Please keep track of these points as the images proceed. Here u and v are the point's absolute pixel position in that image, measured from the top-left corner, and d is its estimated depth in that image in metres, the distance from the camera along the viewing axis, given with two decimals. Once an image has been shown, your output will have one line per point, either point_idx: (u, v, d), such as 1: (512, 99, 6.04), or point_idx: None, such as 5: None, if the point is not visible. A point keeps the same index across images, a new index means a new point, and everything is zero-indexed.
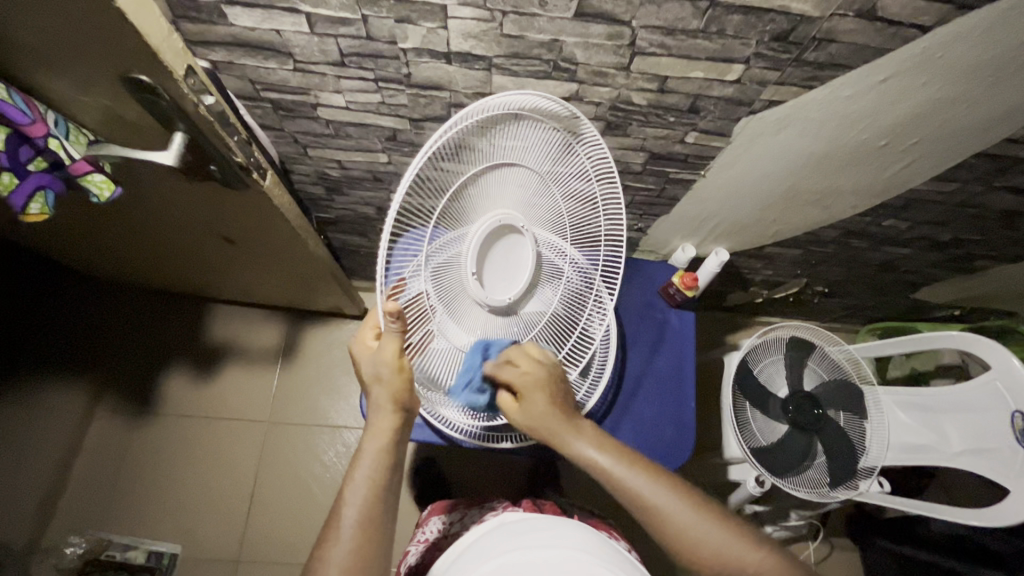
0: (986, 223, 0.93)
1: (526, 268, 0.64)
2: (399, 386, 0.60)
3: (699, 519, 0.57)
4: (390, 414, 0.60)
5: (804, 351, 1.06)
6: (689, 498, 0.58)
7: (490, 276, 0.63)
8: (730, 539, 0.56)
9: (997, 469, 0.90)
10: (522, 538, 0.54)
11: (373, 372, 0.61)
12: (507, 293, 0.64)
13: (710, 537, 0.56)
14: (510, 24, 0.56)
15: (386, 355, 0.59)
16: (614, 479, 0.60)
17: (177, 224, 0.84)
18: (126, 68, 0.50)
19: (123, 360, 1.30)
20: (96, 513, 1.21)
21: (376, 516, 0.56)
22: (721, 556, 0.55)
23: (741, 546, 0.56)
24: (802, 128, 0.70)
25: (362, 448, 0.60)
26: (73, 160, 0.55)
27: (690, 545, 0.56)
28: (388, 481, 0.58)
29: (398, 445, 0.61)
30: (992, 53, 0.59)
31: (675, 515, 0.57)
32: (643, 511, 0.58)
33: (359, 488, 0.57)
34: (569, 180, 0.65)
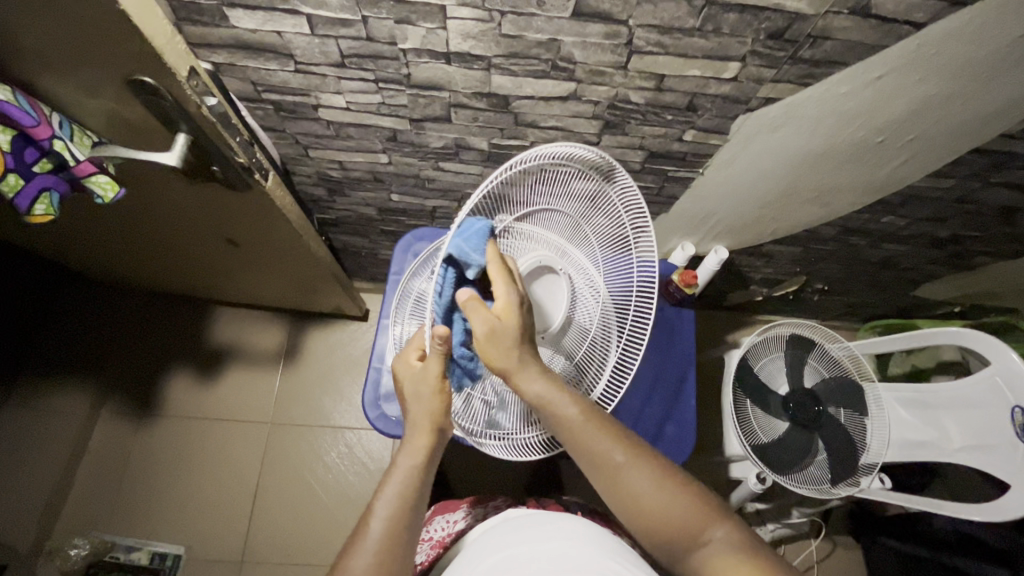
0: (984, 219, 0.94)
1: (562, 304, 0.64)
2: (438, 408, 0.61)
3: (656, 484, 0.56)
4: (428, 434, 0.60)
5: (803, 349, 1.06)
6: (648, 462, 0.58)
7: (527, 306, 0.64)
8: (685, 506, 0.55)
9: (997, 465, 0.90)
10: (525, 532, 0.55)
11: (415, 390, 0.61)
12: (544, 321, 0.64)
13: (664, 502, 0.56)
14: (509, 24, 0.56)
15: (429, 377, 0.60)
16: (577, 434, 0.58)
17: (180, 226, 0.85)
18: (130, 70, 0.50)
19: (126, 363, 1.31)
20: (100, 515, 1.21)
21: (403, 526, 0.56)
22: (671, 520, 0.55)
23: (693, 512, 0.55)
24: (799, 126, 0.71)
25: (395, 463, 0.59)
26: (77, 162, 0.56)
27: (641, 507, 0.56)
28: (419, 498, 0.58)
29: (432, 465, 0.60)
30: (986, 49, 0.60)
31: (631, 477, 0.57)
32: (600, 470, 0.57)
33: (389, 501, 0.57)
34: (604, 213, 0.64)
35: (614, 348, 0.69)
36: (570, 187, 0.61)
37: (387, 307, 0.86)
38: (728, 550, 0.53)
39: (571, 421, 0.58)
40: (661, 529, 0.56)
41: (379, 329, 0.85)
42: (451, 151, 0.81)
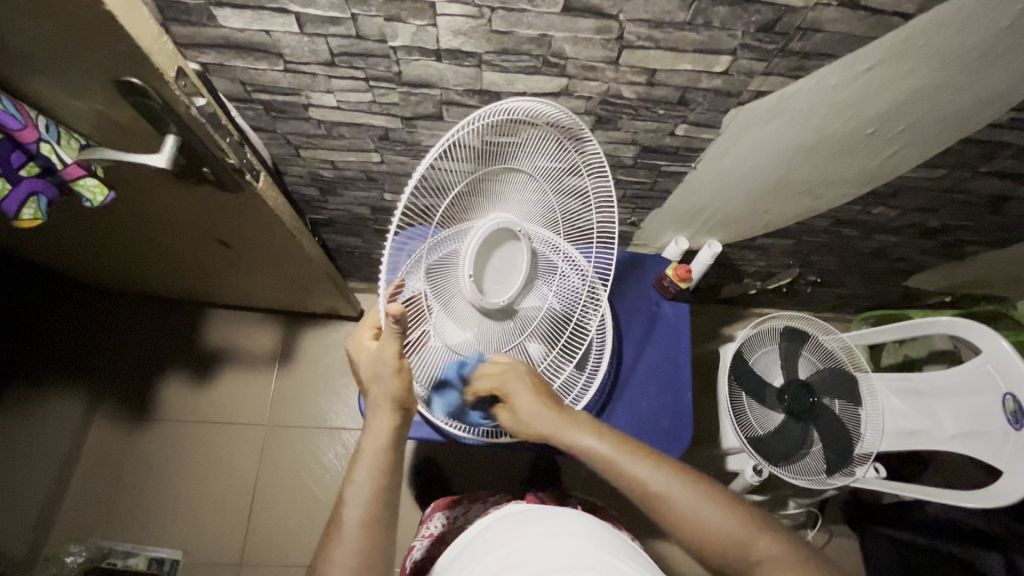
0: (974, 209, 0.94)
1: (523, 272, 0.65)
2: (396, 386, 0.61)
3: (703, 507, 0.57)
4: (388, 412, 0.61)
5: (798, 341, 1.07)
6: (691, 484, 0.59)
7: (489, 281, 0.63)
8: (732, 523, 0.56)
9: (990, 451, 0.91)
10: (525, 527, 0.55)
11: (371, 373, 0.62)
12: (502, 293, 0.64)
13: (708, 516, 0.57)
14: (500, 20, 0.56)
15: (386, 355, 0.60)
16: (612, 467, 0.61)
17: (171, 229, 0.84)
18: (116, 70, 0.50)
19: (119, 367, 1.30)
20: (96, 521, 1.21)
21: (380, 511, 0.57)
22: (725, 542, 0.56)
23: (742, 529, 0.56)
24: (790, 119, 0.71)
25: (362, 448, 0.60)
26: (65, 165, 0.56)
27: (692, 531, 0.57)
28: (391, 478, 0.59)
29: (398, 443, 0.62)
30: (974, 39, 0.60)
31: (678, 500, 0.58)
32: (647, 500, 0.59)
33: (362, 487, 0.58)
34: (565, 181, 0.68)
35: (571, 318, 0.73)
36: (530, 155, 0.64)
37: None
38: (779, 564, 0.54)
39: (608, 458, 0.61)
40: (715, 545, 0.56)
41: None
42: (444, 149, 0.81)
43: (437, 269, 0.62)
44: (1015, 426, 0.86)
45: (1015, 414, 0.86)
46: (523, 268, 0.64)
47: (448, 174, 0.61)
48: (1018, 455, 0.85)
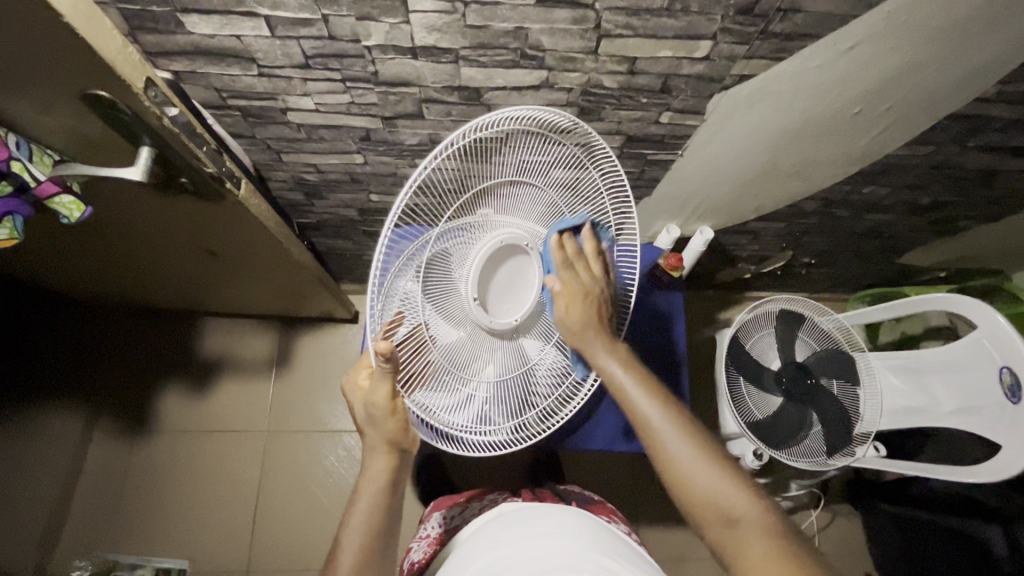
0: (966, 183, 0.94)
1: (531, 284, 0.64)
2: (392, 428, 0.61)
3: (695, 459, 0.58)
4: (385, 455, 0.61)
5: (794, 323, 1.06)
6: (691, 435, 0.59)
7: (495, 299, 0.63)
8: (725, 487, 0.56)
9: (987, 426, 0.91)
10: (519, 528, 0.56)
11: (368, 415, 0.61)
12: (513, 309, 0.64)
13: (699, 475, 0.57)
14: (474, 14, 0.55)
15: (378, 398, 0.60)
16: (627, 396, 0.62)
17: (155, 240, 0.83)
18: (82, 84, 0.48)
19: (114, 381, 1.29)
20: (100, 536, 1.21)
21: (373, 549, 0.59)
22: (709, 496, 0.56)
23: (732, 490, 0.56)
24: (774, 102, 0.70)
25: (358, 490, 0.61)
26: (38, 183, 0.54)
27: (679, 477, 0.58)
28: (386, 517, 0.60)
29: (396, 483, 0.62)
30: (958, 14, 0.59)
31: (672, 447, 0.59)
32: (649, 436, 0.60)
33: (356, 532, 0.59)
34: (574, 179, 0.66)
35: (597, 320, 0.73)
36: (537, 158, 0.63)
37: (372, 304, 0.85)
38: (761, 531, 0.54)
39: (627, 389, 0.62)
40: (699, 504, 0.57)
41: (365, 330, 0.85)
42: (427, 147, 0.80)
43: (444, 290, 0.61)
44: (1012, 400, 0.85)
45: (1012, 387, 0.85)
46: (535, 280, 0.65)
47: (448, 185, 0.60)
48: (1014, 429, 0.85)
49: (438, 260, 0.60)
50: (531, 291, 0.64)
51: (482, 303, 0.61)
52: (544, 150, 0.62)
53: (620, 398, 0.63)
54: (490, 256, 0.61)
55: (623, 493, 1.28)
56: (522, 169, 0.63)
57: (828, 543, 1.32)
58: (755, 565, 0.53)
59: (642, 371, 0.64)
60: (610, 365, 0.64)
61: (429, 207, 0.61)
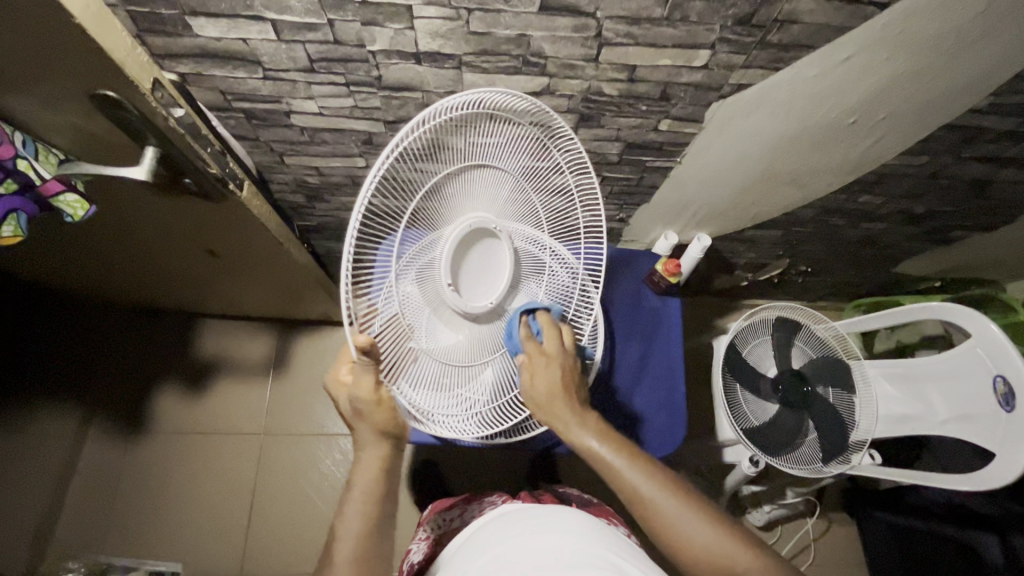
0: (959, 194, 0.95)
1: (504, 270, 0.64)
2: (382, 417, 0.61)
3: (685, 516, 0.58)
4: (377, 443, 0.62)
5: (789, 331, 1.07)
6: (678, 493, 0.60)
7: (467, 284, 0.62)
8: (718, 540, 0.57)
9: (981, 434, 0.91)
10: (518, 527, 0.56)
11: (354, 407, 0.61)
12: (485, 294, 0.63)
13: (693, 532, 0.58)
14: (477, 21, 0.56)
15: (364, 389, 0.60)
16: (610, 467, 0.62)
17: (157, 240, 0.83)
18: (91, 84, 0.49)
19: (111, 381, 1.29)
20: (93, 539, 1.20)
21: (371, 538, 0.58)
22: (708, 554, 0.57)
23: (728, 543, 0.57)
24: (771, 111, 0.71)
25: (351, 481, 0.61)
26: (44, 181, 0.55)
27: (677, 539, 0.58)
28: (381, 507, 0.60)
29: (389, 474, 0.62)
30: (950, 26, 0.60)
31: (665, 510, 0.59)
32: (639, 505, 0.60)
33: (353, 522, 0.58)
34: (543, 178, 0.65)
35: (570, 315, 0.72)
36: (507, 154, 0.62)
37: None
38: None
39: (607, 460, 0.62)
40: (698, 561, 0.57)
41: None
42: None
43: (416, 282, 0.61)
44: (1006, 408, 0.86)
45: (1006, 396, 0.86)
46: (506, 266, 0.64)
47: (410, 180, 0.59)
48: (1008, 437, 0.86)
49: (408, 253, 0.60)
50: (502, 276, 0.64)
51: (456, 288, 0.61)
52: (506, 135, 0.61)
53: (604, 473, 0.63)
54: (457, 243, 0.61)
55: (620, 499, 1.28)
56: (492, 169, 0.63)
57: (824, 551, 1.32)
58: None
59: (619, 439, 0.65)
60: (589, 439, 0.63)
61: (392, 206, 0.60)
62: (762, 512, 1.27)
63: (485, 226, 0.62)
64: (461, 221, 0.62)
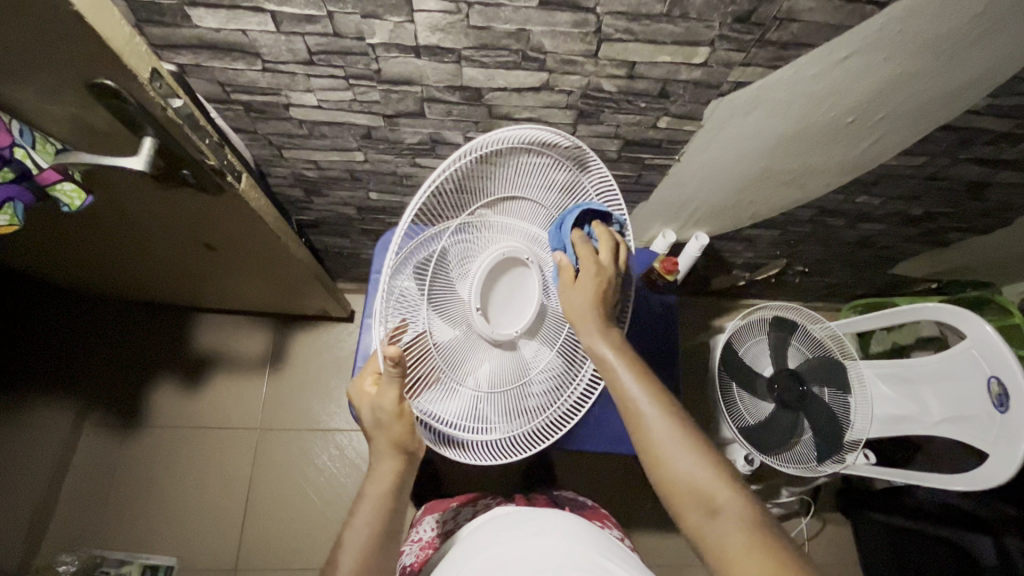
0: (955, 196, 0.95)
1: (532, 300, 0.66)
2: (399, 432, 0.60)
3: (677, 443, 0.58)
4: (391, 459, 0.61)
5: (787, 331, 1.07)
6: (678, 425, 0.59)
7: (496, 309, 0.64)
8: (705, 471, 0.56)
9: (975, 434, 0.92)
10: (513, 530, 0.56)
11: (375, 418, 0.61)
12: (512, 321, 0.65)
13: (683, 460, 0.57)
14: (477, 15, 0.56)
15: (386, 402, 0.60)
16: (617, 378, 0.62)
17: (155, 233, 0.83)
18: (89, 73, 0.49)
19: (107, 375, 1.29)
20: (88, 532, 1.20)
21: (375, 549, 0.59)
22: (691, 486, 0.56)
23: (714, 480, 0.56)
24: (770, 109, 0.71)
25: (362, 494, 0.61)
26: (40, 169, 0.55)
27: (663, 466, 0.57)
28: (389, 520, 0.60)
29: (401, 488, 0.62)
30: (948, 27, 0.60)
31: (659, 438, 0.58)
32: (637, 425, 0.60)
33: (359, 530, 0.59)
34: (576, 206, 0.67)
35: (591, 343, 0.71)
36: (544, 182, 0.65)
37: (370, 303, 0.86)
38: (739, 519, 0.54)
39: (616, 370, 0.62)
40: (679, 489, 0.57)
41: (364, 328, 0.87)
42: (427, 147, 0.81)
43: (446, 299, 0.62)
44: (1000, 409, 0.86)
45: (1000, 396, 0.87)
46: (535, 295, 0.66)
47: (454, 197, 0.61)
48: (1001, 437, 0.86)
49: (444, 267, 0.62)
50: (530, 304, 0.66)
51: (484, 313, 0.63)
52: (549, 177, 0.64)
53: (610, 382, 0.62)
54: (494, 270, 0.63)
55: (615, 497, 1.28)
56: (530, 194, 0.65)
57: (818, 551, 1.32)
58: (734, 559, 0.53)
59: (635, 357, 0.63)
60: (603, 346, 0.62)
61: (436, 213, 0.62)
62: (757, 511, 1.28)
63: (519, 256, 0.64)
64: (497, 246, 0.64)
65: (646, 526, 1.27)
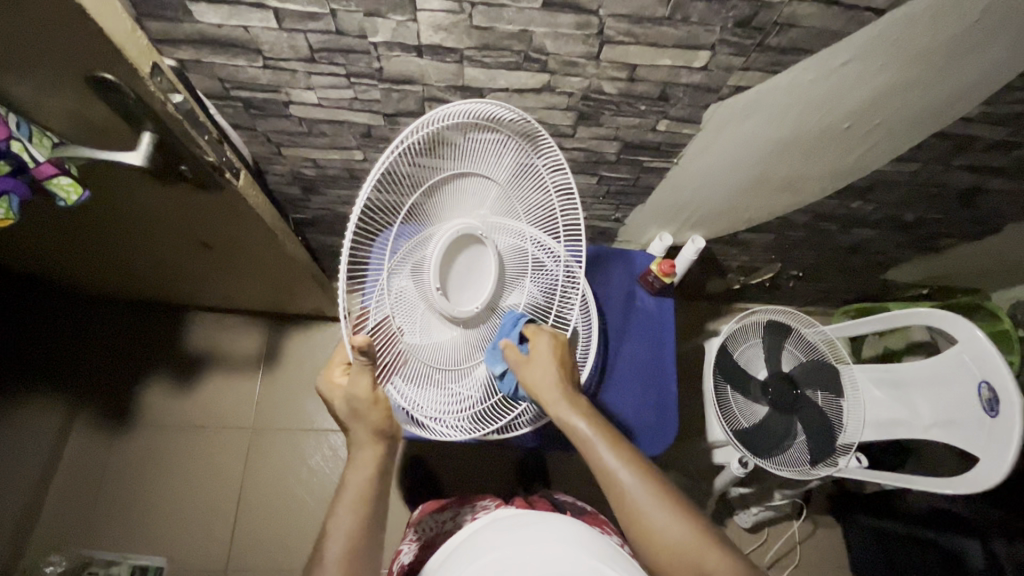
0: (948, 203, 0.97)
1: (490, 274, 0.64)
2: (377, 418, 0.61)
3: (658, 509, 0.60)
4: (371, 445, 0.61)
5: (781, 334, 1.08)
6: (659, 491, 0.61)
7: (456, 288, 0.62)
8: (688, 533, 0.58)
9: (965, 439, 0.93)
10: (512, 537, 0.55)
11: (352, 407, 0.61)
12: (472, 298, 0.63)
13: (665, 525, 0.59)
14: (480, 16, 0.56)
15: (360, 390, 0.60)
16: (594, 450, 0.64)
17: (150, 229, 0.83)
18: (89, 66, 0.49)
19: (97, 373, 1.27)
20: (76, 532, 1.18)
21: (361, 538, 0.58)
22: (679, 552, 0.58)
23: (698, 542, 0.58)
24: (767, 114, 0.72)
25: (344, 482, 0.61)
26: (37, 163, 0.54)
27: (650, 536, 0.59)
28: (373, 507, 0.60)
29: (383, 474, 0.62)
30: (944, 35, 0.61)
31: (641, 505, 0.60)
32: (620, 500, 0.61)
33: (343, 520, 0.58)
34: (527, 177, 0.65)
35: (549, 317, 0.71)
36: (493, 156, 0.63)
37: None
38: None
39: (592, 442, 0.64)
40: (664, 555, 0.58)
41: None
42: None
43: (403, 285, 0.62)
44: (990, 413, 0.87)
45: (991, 401, 0.88)
46: (492, 269, 0.63)
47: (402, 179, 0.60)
48: (991, 441, 0.87)
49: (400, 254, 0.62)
50: (488, 280, 0.63)
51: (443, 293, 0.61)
52: (497, 150, 0.62)
53: (589, 458, 0.64)
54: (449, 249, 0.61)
55: (609, 500, 1.29)
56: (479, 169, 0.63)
57: (809, 554, 1.33)
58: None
59: (609, 428, 0.66)
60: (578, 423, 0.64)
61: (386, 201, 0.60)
62: (750, 514, 1.28)
63: (473, 232, 0.62)
64: (450, 225, 0.63)
65: None
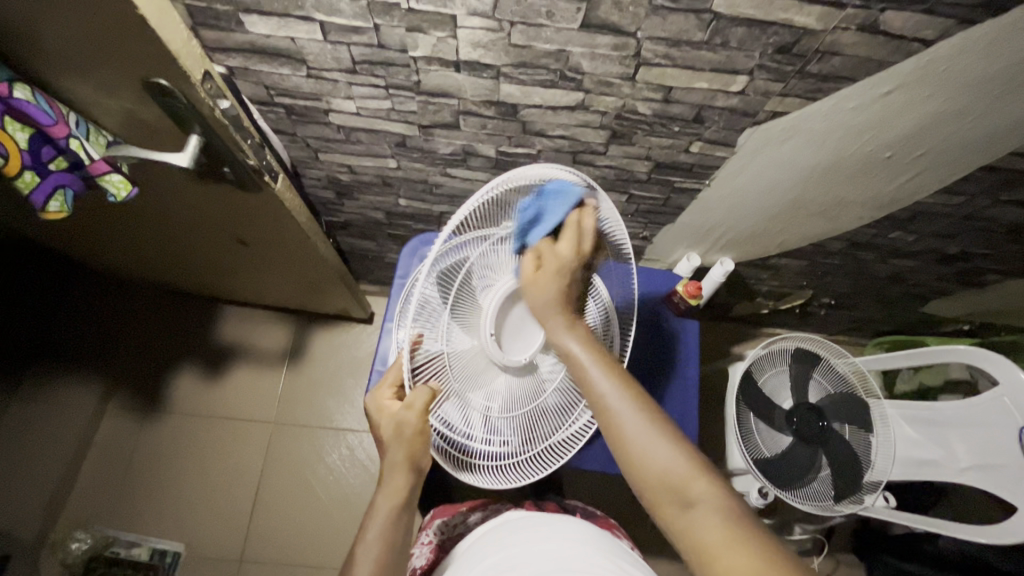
0: (995, 237, 0.93)
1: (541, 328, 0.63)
2: (416, 445, 0.62)
3: (648, 432, 0.53)
4: (403, 472, 0.61)
5: (809, 363, 1.05)
6: (651, 417, 0.54)
7: (507, 337, 0.62)
8: (680, 464, 0.52)
9: (1004, 487, 0.88)
10: (524, 535, 0.56)
11: (396, 431, 0.61)
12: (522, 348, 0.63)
13: (658, 453, 0.52)
14: (519, 34, 0.57)
15: (409, 417, 0.60)
16: (586, 374, 0.57)
17: (190, 225, 0.86)
18: (148, 72, 0.51)
19: (132, 358, 1.32)
20: (101, 511, 1.22)
21: (389, 566, 0.57)
22: (665, 478, 0.52)
23: (689, 471, 0.52)
24: (806, 139, 0.71)
25: (374, 504, 0.61)
26: (92, 161, 0.57)
27: (635, 456, 0.53)
28: (396, 535, 0.59)
29: (409, 501, 0.62)
30: (994, 68, 0.59)
31: (631, 431, 0.53)
32: (608, 424, 0.55)
33: (371, 547, 0.58)
34: None
35: None
36: None
37: (391, 309, 0.88)
38: (715, 514, 0.50)
39: (583, 364, 0.57)
40: (650, 481, 0.52)
41: (382, 332, 0.88)
42: (459, 158, 0.82)
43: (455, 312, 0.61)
44: None
45: None
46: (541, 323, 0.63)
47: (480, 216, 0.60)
48: None
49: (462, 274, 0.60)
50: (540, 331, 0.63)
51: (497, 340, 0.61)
52: None
53: (577, 377, 0.58)
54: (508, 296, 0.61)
55: (623, 519, 1.27)
56: None
57: None
58: (713, 554, 0.48)
59: (605, 353, 0.59)
60: (571, 343, 0.59)
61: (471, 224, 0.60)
62: None
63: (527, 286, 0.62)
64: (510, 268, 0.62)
65: (654, 552, 1.25)
